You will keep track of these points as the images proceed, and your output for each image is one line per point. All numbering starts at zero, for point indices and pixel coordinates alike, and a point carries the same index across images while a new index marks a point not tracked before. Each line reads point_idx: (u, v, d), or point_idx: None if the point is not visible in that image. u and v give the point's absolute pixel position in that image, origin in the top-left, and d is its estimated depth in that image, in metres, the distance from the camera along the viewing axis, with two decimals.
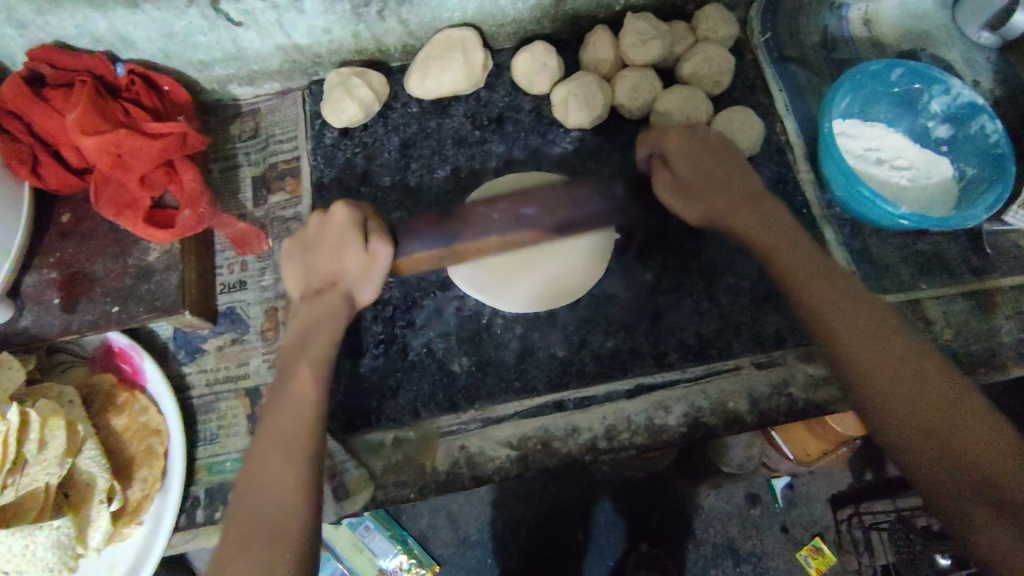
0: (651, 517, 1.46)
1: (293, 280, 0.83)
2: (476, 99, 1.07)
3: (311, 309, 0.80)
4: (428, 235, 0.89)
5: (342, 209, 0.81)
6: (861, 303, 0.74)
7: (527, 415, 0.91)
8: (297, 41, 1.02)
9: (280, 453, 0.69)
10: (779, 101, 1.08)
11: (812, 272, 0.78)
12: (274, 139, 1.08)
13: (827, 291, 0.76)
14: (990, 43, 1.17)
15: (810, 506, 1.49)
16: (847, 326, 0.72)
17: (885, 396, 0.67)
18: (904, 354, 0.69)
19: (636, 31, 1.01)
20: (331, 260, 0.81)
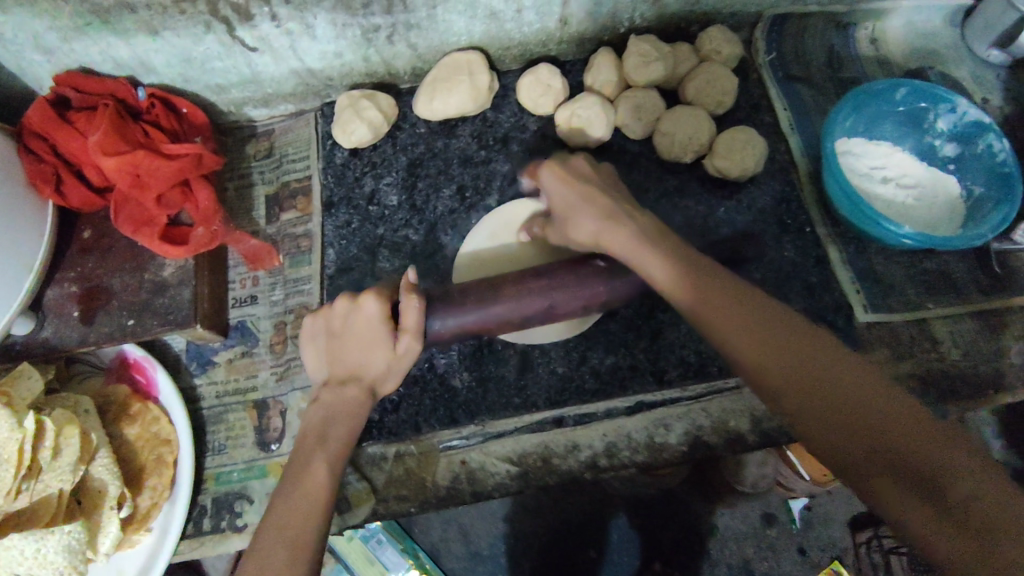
0: (664, 534, 1.44)
1: (317, 358, 0.84)
2: (483, 120, 1.09)
3: (334, 402, 0.80)
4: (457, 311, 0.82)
5: (369, 300, 0.80)
6: (815, 358, 0.58)
7: (528, 431, 0.91)
8: (310, 65, 1.06)
9: (294, 514, 0.69)
10: (783, 121, 1.09)
11: (767, 337, 0.60)
12: (287, 158, 1.12)
13: (770, 360, 0.59)
14: (999, 60, 1.17)
15: (828, 527, 1.46)
16: (825, 400, 0.56)
17: (864, 484, 0.53)
18: (899, 414, 0.54)
19: (638, 53, 1.03)
20: (356, 353, 0.81)
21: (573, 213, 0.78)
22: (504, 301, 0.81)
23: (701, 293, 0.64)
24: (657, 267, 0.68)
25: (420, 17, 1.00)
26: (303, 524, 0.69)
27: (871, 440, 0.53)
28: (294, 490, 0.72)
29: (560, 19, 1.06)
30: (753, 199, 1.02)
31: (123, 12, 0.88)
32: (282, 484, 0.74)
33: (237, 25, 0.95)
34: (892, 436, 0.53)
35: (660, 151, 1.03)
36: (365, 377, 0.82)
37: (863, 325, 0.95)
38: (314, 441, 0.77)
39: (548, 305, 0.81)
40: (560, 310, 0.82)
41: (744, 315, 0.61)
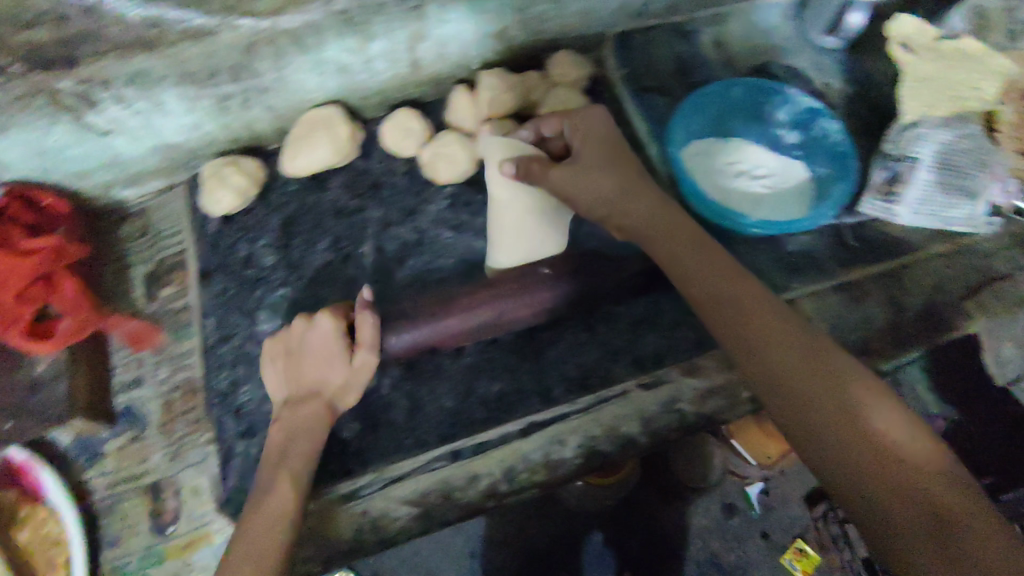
0: (631, 541, 1.49)
1: (277, 382, 0.89)
2: (353, 170, 1.11)
3: (295, 417, 0.84)
4: (414, 322, 0.90)
5: (327, 318, 0.88)
6: (817, 358, 0.70)
7: (425, 470, 0.91)
8: (169, 140, 1.06)
9: (265, 532, 0.75)
10: (641, 131, 1.14)
11: (821, 362, 0.70)
12: (162, 235, 1.12)
13: (747, 343, 0.74)
14: (836, 45, 1.21)
15: (787, 507, 1.54)
16: (797, 389, 0.69)
17: (850, 484, 0.64)
18: (898, 425, 0.65)
19: (488, 87, 1.06)
20: (313, 368, 0.86)
21: (585, 157, 0.90)
22: (453, 308, 0.91)
23: (646, 222, 0.87)
24: (695, 252, 0.82)
25: (269, 80, 1.02)
26: (270, 534, 0.75)
27: (856, 421, 0.66)
28: (259, 503, 0.78)
29: (411, 64, 1.09)
30: None
31: None
32: (252, 497, 0.80)
33: (84, 112, 0.94)
34: (865, 450, 0.64)
35: None
36: (325, 393, 0.86)
37: None
38: (276, 461, 0.82)
39: (495, 315, 0.91)
40: (509, 315, 0.92)
41: (719, 278, 0.78)
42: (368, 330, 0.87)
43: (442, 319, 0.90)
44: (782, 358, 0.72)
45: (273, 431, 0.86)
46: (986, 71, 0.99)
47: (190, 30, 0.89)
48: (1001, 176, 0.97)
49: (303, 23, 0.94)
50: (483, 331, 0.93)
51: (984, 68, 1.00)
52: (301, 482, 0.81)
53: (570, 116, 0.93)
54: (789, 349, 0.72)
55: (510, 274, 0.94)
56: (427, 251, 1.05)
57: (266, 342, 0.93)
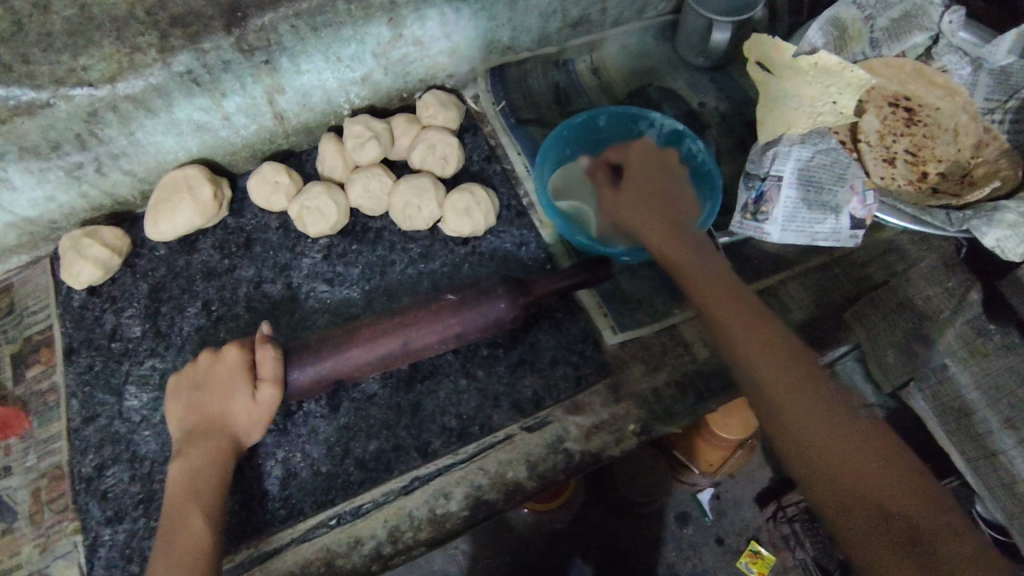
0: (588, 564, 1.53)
1: (178, 416, 0.86)
2: (224, 228, 1.08)
3: (194, 453, 0.82)
4: (313, 359, 0.86)
5: (234, 350, 0.85)
6: (794, 363, 0.76)
7: (305, 539, 0.88)
8: (23, 215, 1.02)
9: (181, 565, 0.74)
10: (518, 165, 1.12)
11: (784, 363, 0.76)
12: (27, 311, 1.07)
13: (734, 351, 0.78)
14: (708, 65, 1.24)
15: (739, 511, 1.62)
16: (775, 401, 0.74)
17: (833, 485, 0.68)
18: (833, 429, 0.71)
19: (352, 135, 1.05)
20: (215, 400, 0.84)
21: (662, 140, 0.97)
22: (357, 341, 0.87)
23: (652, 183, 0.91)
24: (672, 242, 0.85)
25: (121, 145, 0.99)
26: (186, 569, 0.74)
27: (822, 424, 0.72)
28: (175, 539, 0.77)
29: (276, 116, 1.08)
30: (493, 249, 1.05)
31: None
32: (164, 530, 0.78)
33: None
34: (862, 460, 0.69)
35: (398, 221, 1.04)
36: (226, 428, 0.84)
37: (613, 347, 0.99)
38: (192, 494, 0.80)
39: (401, 343, 0.87)
40: (415, 345, 0.88)
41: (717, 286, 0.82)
42: (270, 363, 0.84)
43: (348, 351, 0.86)
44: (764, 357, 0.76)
45: (172, 465, 0.82)
46: (842, 84, 1.00)
47: (21, 105, 0.85)
48: (859, 189, 0.97)
49: (145, 87, 0.90)
50: (389, 361, 0.89)
51: (841, 81, 1.00)
52: (216, 515, 0.80)
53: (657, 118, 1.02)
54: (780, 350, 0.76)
55: (414, 306, 0.90)
56: (300, 307, 1.02)
57: (171, 375, 0.90)
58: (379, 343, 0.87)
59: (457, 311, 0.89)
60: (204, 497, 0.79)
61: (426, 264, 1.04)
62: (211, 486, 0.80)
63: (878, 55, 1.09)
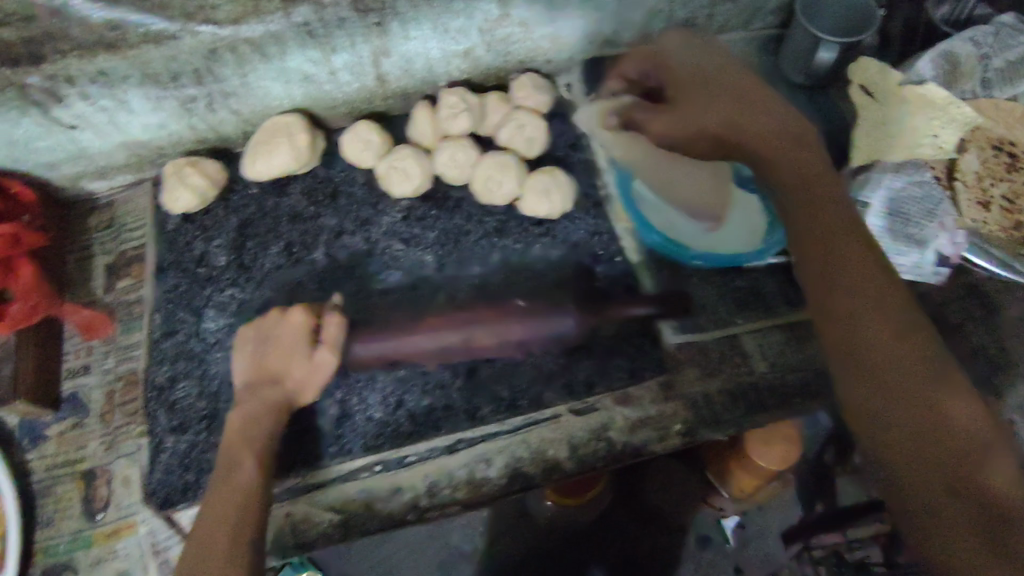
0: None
1: (240, 365, 0.90)
2: (313, 177, 1.13)
3: (255, 401, 0.85)
4: (386, 344, 0.96)
5: (299, 313, 0.90)
6: (909, 335, 0.76)
7: (349, 479, 0.93)
8: (136, 137, 1.09)
9: (231, 508, 0.76)
10: (600, 156, 1.13)
11: (893, 324, 0.77)
12: (125, 227, 1.15)
13: (832, 315, 0.81)
14: (808, 84, 1.22)
15: None
16: (873, 360, 0.76)
17: (913, 451, 0.70)
18: (937, 399, 0.72)
19: (448, 105, 1.08)
20: (276, 356, 0.88)
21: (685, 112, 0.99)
22: (429, 331, 0.98)
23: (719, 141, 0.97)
24: (821, 198, 0.88)
25: (234, 85, 1.05)
26: (237, 514, 0.75)
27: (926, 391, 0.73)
28: (239, 477, 0.79)
29: (377, 78, 1.12)
30: (568, 233, 1.07)
31: None
32: (218, 474, 0.80)
33: (52, 107, 0.99)
34: (962, 431, 0.70)
35: (479, 195, 1.07)
36: (284, 384, 0.87)
37: (672, 346, 0.99)
38: (245, 442, 0.82)
39: (463, 338, 0.96)
40: (477, 344, 0.97)
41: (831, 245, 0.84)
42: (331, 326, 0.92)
43: (413, 337, 0.97)
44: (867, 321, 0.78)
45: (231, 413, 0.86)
46: (947, 118, 1.00)
47: (150, 34, 0.92)
48: (949, 227, 0.99)
49: (264, 33, 0.97)
50: (444, 354, 0.96)
51: (945, 116, 1.01)
52: (269, 463, 0.81)
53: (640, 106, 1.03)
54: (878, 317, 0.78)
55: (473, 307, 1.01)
56: (375, 261, 1.06)
57: (241, 327, 0.94)
58: (441, 338, 0.97)
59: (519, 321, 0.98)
60: (259, 444, 0.82)
61: (500, 238, 1.07)
62: (266, 435, 0.83)
63: (989, 95, 1.06)
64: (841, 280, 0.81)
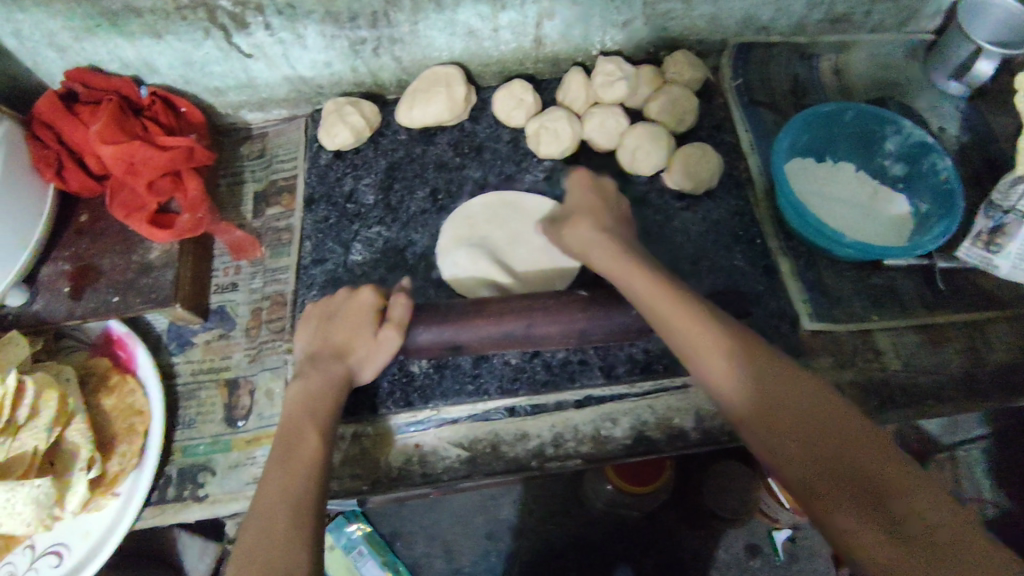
0: (647, 559, 1.51)
1: (308, 339, 0.93)
2: (460, 130, 1.16)
3: (312, 382, 0.86)
4: (438, 322, 0.88)
5: (367, 292, 0.92)
6: (775, 363, 0.68)
7: (480, 419, 0.96)
8: (302, 73, 1.14)
9: (292, 477, 0.75)
10: (744, 140, 1.14)
11: (742, 348, 0.70)
12: (277, 159, 1.20)
13: (705, 332, 0.71)
14: (959, 92, 1.20)
15: (813, 562, 1.51)
16: (753, 385, 0.67)
17: (817, 481, 0.60)
18: (829, 433, 0.62)
19: (605, 73, 1.10)
20: (344, 333, 0.90)
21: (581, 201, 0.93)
22: (482, 318, 0.88)
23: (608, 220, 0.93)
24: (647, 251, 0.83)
25: (403, 32, 1.08)
26: (298, 488, 0.74)
27: (806, 416, 0.63)
28: (294, 466, 0.76)
29: (535, 40, 1.14)
30: (708, 212, 1.08)
31: (130, 16, 0.98)
32: (276, 451, 0.79)
33: (233, 33, 1.03)
34: (858, 465, 0.59)
35: (623, 164, 1.09)
36: (346, 361, 0.89)
37: (806, 333, 1.00)
38: (304, 419, 0.82)
39: (525, 325, 0.87)
40: (538, 332, 0.88)
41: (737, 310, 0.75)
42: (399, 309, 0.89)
43: (464, 327, 0.88)
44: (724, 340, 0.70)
45: (292, 384, 0.88)
46: None
47: None
48: None
49: None
50: (501, 345, 0.90)
51: None
52: (328, 440, 0.82)
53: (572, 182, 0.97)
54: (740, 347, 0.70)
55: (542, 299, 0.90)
56: None
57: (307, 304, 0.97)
58: (498, 321, 0.88)
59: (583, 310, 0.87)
60: (320, 422, 0.83)
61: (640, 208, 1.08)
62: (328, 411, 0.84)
63: None
64: (719, 316, 0.74)
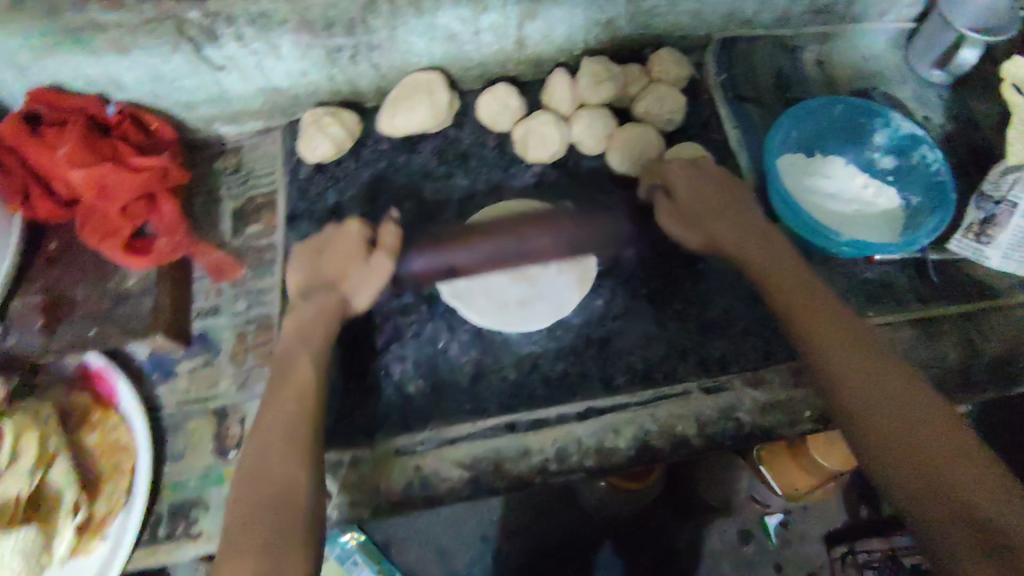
0: (643, 554, 1.47)
1: (299, 278, 0.93)
2: (444, 137, 1.13)
3: (309, 306, 0.90)
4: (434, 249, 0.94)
5: (354, 223, 0.95)
6: (879, 368, 0.78)
7: (480, 437, 0.93)
8: (276, 83, 1.09)
9: (280, 515, 0.71)
10: (732, 138, 1.13)
11: (875, 355, 0.79)
12: (254, 173, 1.15)
13: (834, 334, 0.82)
14: (941, 80, 1.20)
15: (804, 545, 1.53)
16: (850, 385, 0.78)
17: (890, 466, 0.70)
18: (912, 428, 0.72)
19: (590, 73, 1.07)
20: (334, 264, 0.93)
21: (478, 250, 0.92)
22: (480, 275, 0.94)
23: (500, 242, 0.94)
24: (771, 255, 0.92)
25: (381, 38, 1.04)
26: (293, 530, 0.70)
27: (885, 412, 0.74)
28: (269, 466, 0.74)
29: (517, 41, 1.10)
30: None
31: (93, 31, 0.92)
32: (253, 479, 0.74)
33: (204, 45, 0.98)
34: (925, 454, 0.69)
35: (613, 167, 1.07)
36: (339, 289, 0.92)
37: None
38: (287, 438, 0.77)
39: (515, 239, 0.91)
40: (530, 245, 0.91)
41: (821, 316, 0.85)
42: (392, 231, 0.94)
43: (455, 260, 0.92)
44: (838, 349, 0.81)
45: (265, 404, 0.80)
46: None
47: None
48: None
49: None
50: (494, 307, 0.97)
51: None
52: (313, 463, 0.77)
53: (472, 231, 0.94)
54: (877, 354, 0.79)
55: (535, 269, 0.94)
56: None
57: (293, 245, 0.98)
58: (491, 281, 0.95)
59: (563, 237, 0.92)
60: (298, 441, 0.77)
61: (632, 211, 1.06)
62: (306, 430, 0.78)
63: None
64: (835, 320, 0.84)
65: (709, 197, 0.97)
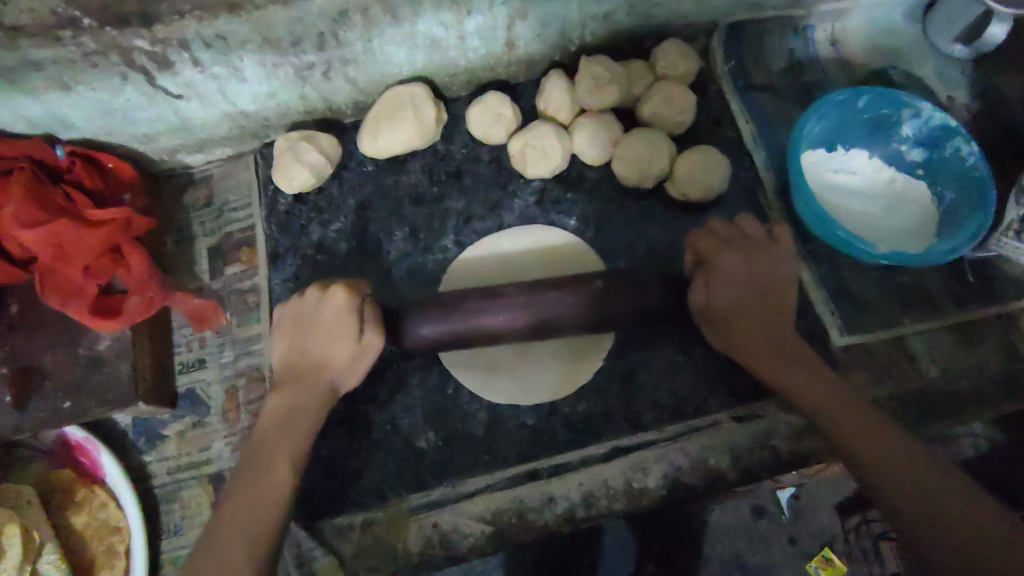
0: (658, 536, 1.29)
1: None
2: (433, 153, 1.03)
3: (298, 392, 0.80)
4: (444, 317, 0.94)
5: None
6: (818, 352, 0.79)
7: (500, 487, 0.87)
8: (243, 107, 0.98)
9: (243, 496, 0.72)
10: (746, 134, 1.04)
11: (808, 346, 0.79)
12: (227, 206, 1.06)
13: (772, 320, 0.82)
14: (964, 55, 1.10)
15: (817, 514, 1.37)
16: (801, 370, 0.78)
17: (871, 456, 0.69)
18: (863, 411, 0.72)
19: (591, 76, 0.96)
20: None
21: None
22: (477, 344, 0.92)
23: None
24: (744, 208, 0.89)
25: (356, 51, 0.93)
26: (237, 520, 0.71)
27: (845, 400, 0.74)
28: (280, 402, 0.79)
29: (507, 43, 0.99)
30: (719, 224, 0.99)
31: (29, 70, 0.80)
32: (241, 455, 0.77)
33: (157, 74, 0.86)
34: (876, 435, 0.70)
35: (622, 175, 0.97)
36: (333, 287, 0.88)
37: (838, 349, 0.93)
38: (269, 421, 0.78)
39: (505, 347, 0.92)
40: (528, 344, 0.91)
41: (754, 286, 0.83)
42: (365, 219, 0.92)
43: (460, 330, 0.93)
44: (770, 322, 0.82)
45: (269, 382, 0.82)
46: None
47: None
48: None
49: None
50: (484, 349, 0.92)
51: None
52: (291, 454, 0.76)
53: (452, 337, 0.93)
54: (804, 342, 0.80)
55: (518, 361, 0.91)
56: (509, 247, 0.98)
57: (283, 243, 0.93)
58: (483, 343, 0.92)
59: (541, 367, 0.91)
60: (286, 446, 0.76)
61: (645, 226, 0.98)
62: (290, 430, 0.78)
63: None
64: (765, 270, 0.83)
65: (712, 227, 0.90)
